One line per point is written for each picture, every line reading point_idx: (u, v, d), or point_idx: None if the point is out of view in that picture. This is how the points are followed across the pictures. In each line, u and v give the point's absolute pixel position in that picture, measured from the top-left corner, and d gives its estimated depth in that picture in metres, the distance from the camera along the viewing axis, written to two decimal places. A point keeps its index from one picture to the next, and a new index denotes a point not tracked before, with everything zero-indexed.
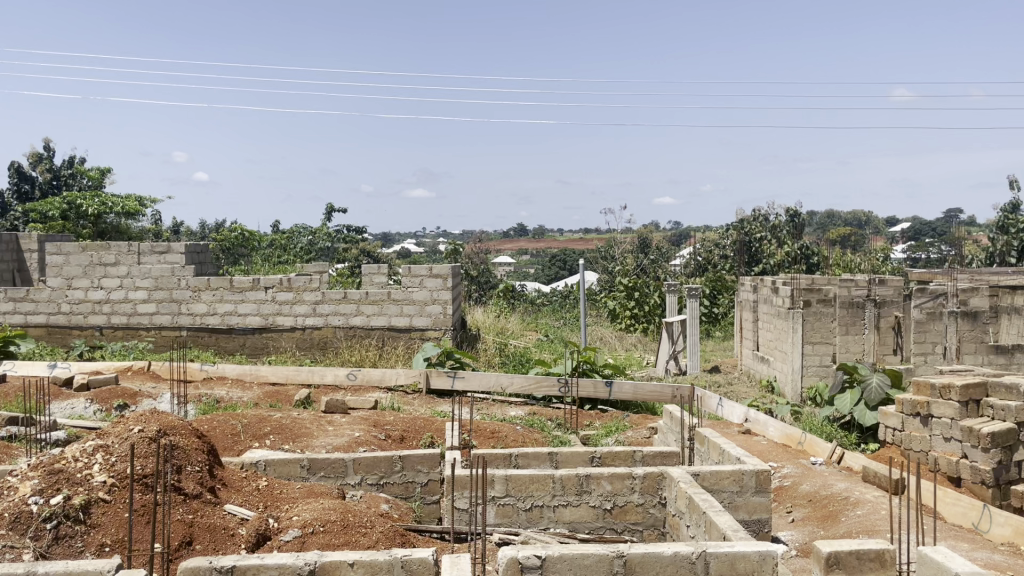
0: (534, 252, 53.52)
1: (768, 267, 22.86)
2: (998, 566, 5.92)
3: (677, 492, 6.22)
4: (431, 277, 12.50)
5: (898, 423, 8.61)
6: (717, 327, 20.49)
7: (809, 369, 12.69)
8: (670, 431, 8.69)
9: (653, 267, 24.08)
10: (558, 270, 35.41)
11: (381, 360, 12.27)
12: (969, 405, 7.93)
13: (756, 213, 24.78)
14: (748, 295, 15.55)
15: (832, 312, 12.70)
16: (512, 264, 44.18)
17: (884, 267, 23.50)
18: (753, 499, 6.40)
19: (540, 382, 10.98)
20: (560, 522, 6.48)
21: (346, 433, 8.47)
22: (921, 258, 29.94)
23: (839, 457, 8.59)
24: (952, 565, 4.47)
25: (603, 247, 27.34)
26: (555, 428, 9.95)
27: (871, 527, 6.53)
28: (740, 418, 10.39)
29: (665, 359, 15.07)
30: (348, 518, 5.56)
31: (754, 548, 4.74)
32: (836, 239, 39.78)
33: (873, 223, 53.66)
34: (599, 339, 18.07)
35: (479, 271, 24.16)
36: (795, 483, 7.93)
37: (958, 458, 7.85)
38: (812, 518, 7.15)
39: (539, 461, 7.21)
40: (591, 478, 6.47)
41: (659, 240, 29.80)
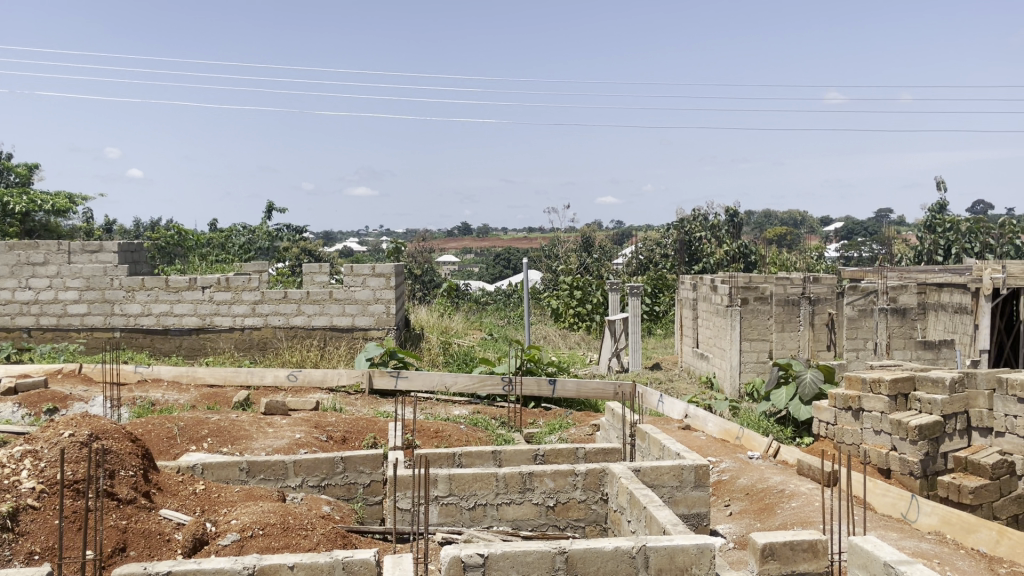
0: (477, 251, 53.46)
1: (708, 266, 23.27)
2: (925, 554, 6.14)
3: (618, 488, 6.30)
4: (374, 276, 12.40)
5: (831, 417, 8.86)
6: (658, 324, 20.79)
7: (746, 365, 12.96)
8: (612, 428, 8.79)
9: (596, 266, 24.29)
10: (501, 270, 35.48)
11: (323, 361, 12.12)
12: (898, 399, 8.17)
13: (696, 213, 25.17)
14: (688, 293, 15.82)
15: (769, 309, 12.98)
16: (455, 263, 44.05)
17: (818, 266, 24.12)
18: (693, 493, 6.52)
19: (483, 381, 10.99)
20: (503, 520, 6.50)
21: (287, 434, 8.35)
22: (854, 255, 30.81)
23: (774, 450, 8.80)
24: (881, 554, 4.63)
25: (547, 248, 27.47)
26: (499, 426, 9.98)
27: (805, 518, 6.71)
28: (681, 414, 10.57)
29: (607, 356, 15.23)
30: (289, 520, 5.51)
31: (692, 541, 4.83)
32: (772, 238, 40.62)
33: (809, 223, 55.07)
34: (543, 338, 18.15)
35: (422, 270, 24.05)
36: (733, 477, 8.10)
37: (887, 450, 8.10)
38: (749, 510, 7.32)
39: (482, 460, 7.22)
40: (534, 476, 6.50)
41: (602, 239, 30.05)
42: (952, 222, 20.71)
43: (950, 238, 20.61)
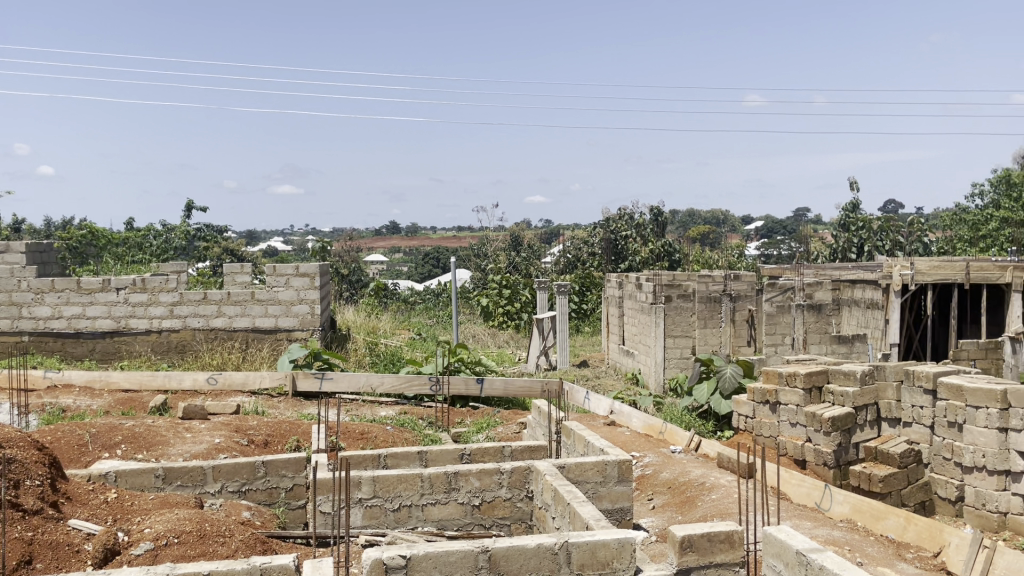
0: (406, 250, 53.13)
1: (633, 264, 23.66)
2: (836, 542, 6.35)
3: (543, 485, 6.33)
4: (297, 276, 12.19)
5: (750, 411, 9.12)
6: (586, 322, 21.01)
7: (670, 360, 13.28)
8: (538, 425, 8.85)
9: (524, 265, 24.41)
10: (430, 269, 35.40)
11: (245, 363, 11.85)
12: (813, 392, 8.47)
13: (623, 212, 25.52)
14: (614, 291, 16.07)
15: (691, 306, 13.33)
16: (384, 263, 43.66)
17: (740, 263, 24.74)
18: (616, 488, 6.60)
19: (410, 381, 10.88)
20: (428, 521, 6.47)
21: (205, 439, 8.13)
22: (773, 253, 31.73)
23: (696, 444, 9.02)
24: (793, 543, 4.78)
25: (476, 246, 27.49)
26: (426, 426, 9.93)
27: (724, 510, 6.88)
28: (606, 410, 10.71)
29: (536, 354, 15.29)
30: (205, 527, 5.39)
31: (613, 536, 4.89)
32: (694, 236, 41.42)
33: (731, 223, 56.48)
34: (472, 337, 18.13)
35: (349, 270, 23.74)
36: (656, 471, 8.26)
37: (802, 442, 8.40)
38: (671, 504, 7.47)
39: (408, 461, 7.18)
40: (459, 475, 6.49)
41: (531, 238, 30.19)
42: (864, 221, 21.45)
43: (862, 236, 21.35)
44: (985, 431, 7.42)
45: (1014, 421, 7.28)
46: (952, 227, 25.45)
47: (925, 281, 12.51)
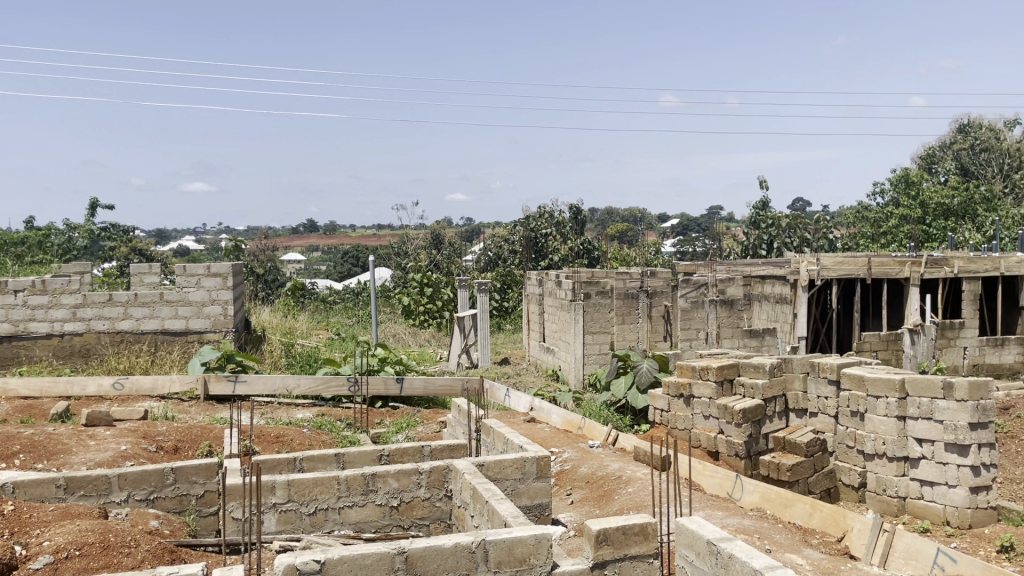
0: (324, 249, 52.28)
1: (553, 262, 23.90)
2: (746, 531, 6.55)
3: (462, 484, 6.33)
4: (208, 276, 11.84)
5: (665, 404, 9.31)
6: (508, 320, 21.11)
7: (589, 357, 13.42)
8: (458, 424, 8.84)
9: (445, 263, 24.32)
10: (350, 267, 34.98)
11: (154, 366, 11.46)
12: (724, 385, 8.73)
13: (543, 210, 25.68)
14: (534, 289, 16.17)
15: (609, 303, 13.55)
16: (303, 262, 42.79)
17: (657, 260, 25.24)
18: (535, 484, 6.65)
19: (327, 382, 10.68)
20: (345, 523, 6.39)
21: (111, 446, 7.82)
22: (689, 249, 32.50)
23: (613, 438, 9.17)
24: (704, 533, 4.91)
25: (396, 244, 27.25)
26: (345, 428, 9.80)
27: (640, 503, 7.01)
28: (526, 406, 10.75)
29: (457, 352, 15.21)
30: (109, 538, 5.19)
31: (530, 532, 4.93)
32: (613, 234, 41.98)
33: (649, 220, 57.58)
34: (392, 336, 17.95)
35: (265, 269, 23.21)
36: (574, 466, 8.36)
37: (715, 434, 8.64)
38: (589, 498, 7.57)
39: (324, 464, 7.07)
40: (377, 477, 6.44)
41: (452, 236, 30.11)
42: (773, 219, 22.18)
43: (772, 234, 22.05)
44: (885, 420, 7.72)
45: (911, 410, 7.59)
46: (855, 224, 26.52)
47: (830, 276, 13.04)
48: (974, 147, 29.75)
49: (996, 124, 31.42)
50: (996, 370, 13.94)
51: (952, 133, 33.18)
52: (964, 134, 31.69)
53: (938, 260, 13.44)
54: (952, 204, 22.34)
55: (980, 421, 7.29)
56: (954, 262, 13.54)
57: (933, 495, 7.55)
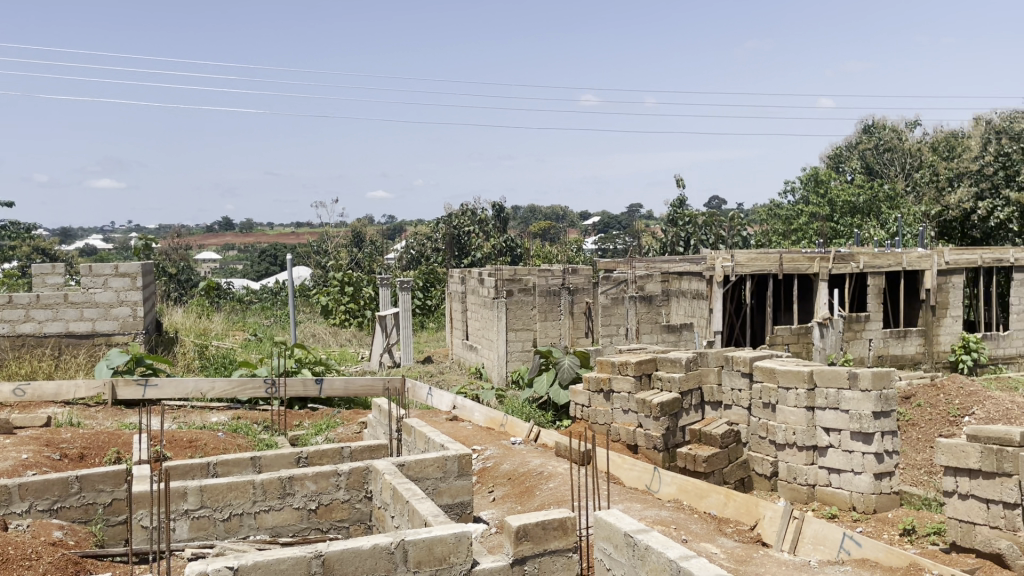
0: (241, 248, 50.95)
1: (476, 260, 23.91)
2: (663, 522, 6.68)
3: (381, 485, 6.26)
4: (116, 277, 11.41)
5: (586, 400, 9.42)
6: (431, 318, 21.02)
7: (513, 354, 13.46)
8: (379, 424, 8.75)
9: (366, 261, 24.07)
10: (268, 267, 34.25)
11: (57, 371, 10.95)
12: (643, 379, 8.91)
13: (465, 207, 25.63)
14: (457, 287, 16.15)
15: (532, 300, 13.62)
16: (218, 261, 41.58)
17: (578, 258, 25.50)
18: (456, 483, 6.63)
19: (243, 385, 10.37)
20: (261, 528, 6.23)
21: (10, 455, 7.45)
22: (610, 246, 32.99)
23: (535, 435, 9.23)
24: (621, 525, 4.98)
25: (315, 243, 26.81)
26: (262, 431, 9.58)
27: (561, 498, 7.06)
28: (448, 405, 10.69)
29: (378, 351, 15.02)
30: (7, 550, 4.94)
31: (449, 531, 4.91)
32: (536, 232, 42.31)
33: (570, 217, 58.23)
34: (312, 336, 17.63)
35: (178, 269, 22.47)
36: (496, 463, 8.37)
37: (634, 427, 8.81)
38: (510, 494, 7.59)
39: (240, 468, 6.88)
40: (294, 480, 6.31)
41: (372, 234, 29.75)
42: (690, 217, 22.67)
43: (689, 231, 22.55)
44: (794, 410, 7.99)
45: (819, 400, 7.86)
46: (767, 221, 27.33)
47: (743, 272, 13.44)
48: (877, 147, 31.08)
49: (897, 125, 32.91)
50: (898, 361, 14.61)
51: (856, 134, 34.58)
52: (868, 134, 33.10)
53: (844, 256, 13.98)
54: (858, 201, 23.32)
55: (883, 410, 7.60)
56: (859, 257, 14.13)
57: (840, 482, 7.82)
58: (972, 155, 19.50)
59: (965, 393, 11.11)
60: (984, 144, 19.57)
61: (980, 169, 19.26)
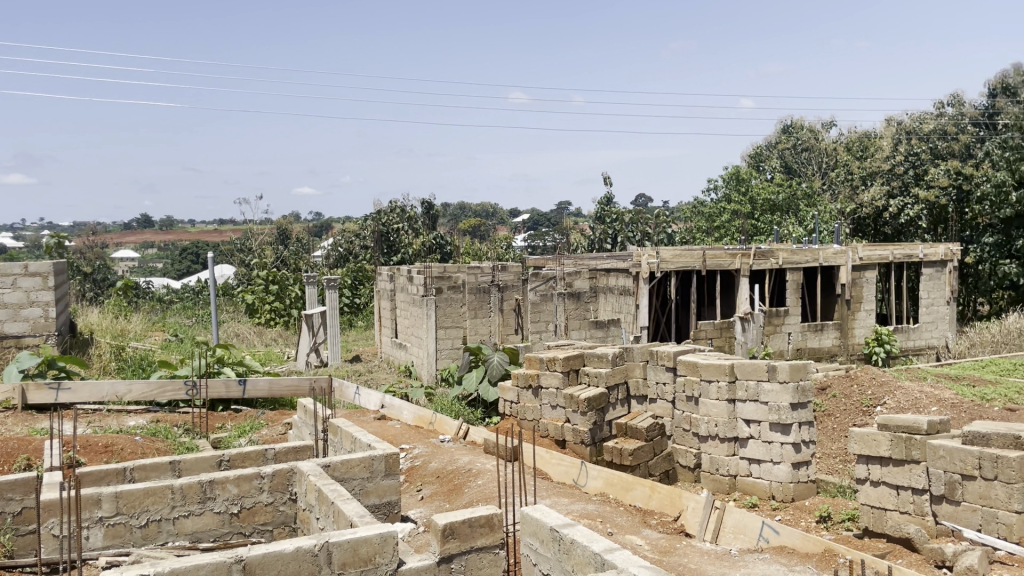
0: (161, 245, 49.36)
1: (406, 257, 23.69)
2: (590, 515, 6.75)
3: (306, 486, 6.16)
4: (26, 276, 10.94)
5: (514, 397, 9.47)
6: (360, 316, 20.79)
7: (443, 351, 13.43)
8: (304, 425, 8.60)
9: (292, 259, 23.61)
10: (189, 266, 33.31)
11: None
12: (570, 375, 9.00)
13: (394, 205, 25.35)
14: (386, 284, 15.98)
15: (461, 297, 13.65)
16: (136, 260, 40.21)
17: (508, 254, 25.56)
18: (383, 483, 6.57)
19: (162, 387, 9.98)
20: (180, 534, 6.06)
21: None
22: (539, 243, 33.19)
23: (464, 432, 9.23)
24: (548, 520, 5.02)
25: (239, 241, 26.16)
26: (182, 434, 9.32)
27: (489, 494, 7.07)
28: (376, 404, 10.56)
29: (304, 351, 14.68)
30: None
31: (375, 531, 4.86)
32: (466, 229, 42.26)
33: (500, 215, 58.38)
34: (236, 335, 17.20)
35: (92, 268, 21.62)
36: (424, 461, 8.33)
37: (562, 423, 8.90)
38: (439, 492, 7.57)
39: (158, 473, 6.66)
40: (214, 484, 6.15)
41: (298, 232, 29.22)
42: (617, 214, 22.96)
43: (616, 228, 22.82)
44: (716, 403, 8.18)
45: (740, 393, 8.06)
46: (691, 219, 27.94)
47: (668, 268, 13.69)
48: (796, 147, 32.06)
49: (815, 125, 34.02)
50: (816, 353, 15.11)
51: (777, 133, 35.64)
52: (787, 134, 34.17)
53: (765, 252, 14.41)
54: (777, 199, 24.22)
55: (799, 402, 7.84)
56: (779, 253, 14.56)
57: (760, 471, 8.04)
58: (884, 155, 20.31)
59: (878, 384, 11.56)
60: (895, 144, 20.39)
61: (891, 168, 20.10)
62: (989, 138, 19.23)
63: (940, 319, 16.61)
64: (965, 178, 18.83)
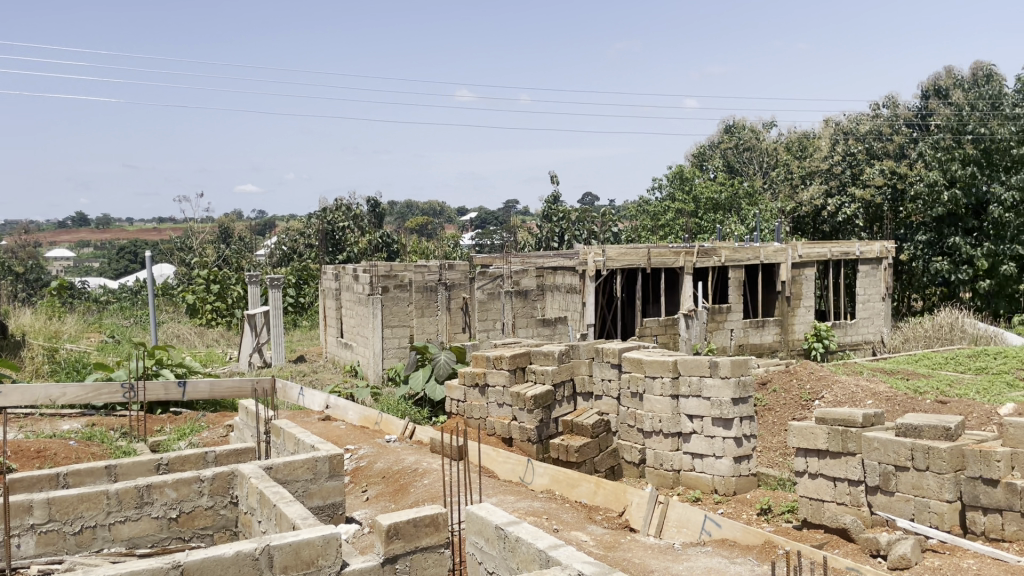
0: (98, 244, 48.01)
1: (352, 255, 23.46)
2: (536, 512, 6.77)
3: (248, 489, 6.05)
4: None
5: (461, 395, 9.45)
6: (304, 316, 20.52)
7: (388, 351, 13.28)
8: (246, 427, 8.46)
9: (235, 258, 23.20)
10: (127, 265, 32.47)
11: None
12: (517, 373, 9.02)
13: (339, 203, 25.09)
14: (331, 283, 15.79)
15: (407, 296, 13.44)
16: (71, 259, 39.06)
17: (455, 253, 25.51)
18: (327, 484, 6.49)
19: (97, 389, 9.72)
20: (116, 541, 5.90)
21: None
22: (486, 241, 33.18)
23: (410, 432, 9.18)
24: (493, 518, 5.01)
25: (179, 239, 25.57)
26: (119, 438, 9.07)
27: (435, 494, 7.04)
28: (320, 405, 10.43)
29: (247, 352, 14.51)
30: None
31: (318, 533, 4.79)
32: (414, 227, 42.07)
33: (447, 213, 58.21)
34: (176, 336, 16.81)
35: (25, 267, 20.92)
36: (370, 462, 8.26)
37: (509, 421, 8.90)
38: (385, 493, 7.51)
39: (93, 478, 6.48)
40: (152, 488, 5.99)
41: (241, 231, 28.70)
42: (564, 213, 23.11)
43: (563, 226, 22.96)
44: (660, 399, 8.27)
45: (683, 388, 8.17)
46: (636, 217, 28.26)
47: (614, 266, 13.80)
48: (737, 147, 32.62)
49: (756, 126, 34.68)
50: (757, 349, 15.42)
51: (719, 133, 36.27)
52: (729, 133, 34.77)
53: (708, 249, 14.61)
54: (720, 198, 24.51)
55: (741, 397, 7.99)
56: (721, 251, 14.78)
57: (703, 466, 8.17)
58: (822, 155, 20.79)
59: (816, 378, 11.83)
60: (833, 144, 20.92)
61: (829, 168, 20.57)
62: (922, 138, 19.75)
63: (876, 314, 17.09)
64: (899, 177, 19.52)
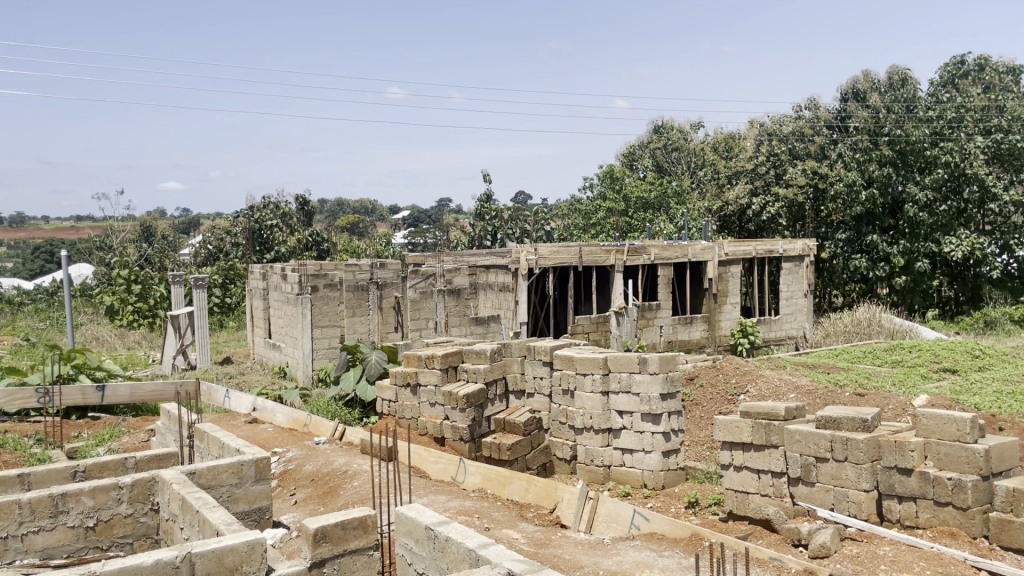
0: (10, 244, 46.03)
1: (280, 254, 23.02)
2: (467, 511, 6.76)
3: (169, 495, 5.86)
4: None
5: (392, 395, 9.38)
6: (231, 317, 20.05)
7: (319, 351, 13.17)
8: (169, 431, 8.20)
9: (158, 258, 22.53)
10: (43, 265, 31.20)
11: None
12: (449, 371, 8.97)
13: (268, 200, 24.59)
14: (258, 283, 15.45)
15: (338, 295, 13.40)
16: None
17: (385, 252, 25.31)
18: (253, 488, 6.34)
19: (10, 396, 9.34)
20: (30, 552, 5.66)
21: None
22: (418, 239, 32.99)
23: (340, 433, 9.05)
24: (422, 519, 4.97)
25: (98, 239, 24.70)
26: (34, 445, 8.71)
27: (365, 496, 6.95)
28: (248, 407, 10.20)
29: (171, 353, 14.14)
30: None
31: (242, 539, 4.68)
32: (345, 225, 41.61)
33: (380, 212, 57.73)
34: (94, 339, 16.24)
35: None
36: (298, 465, 8.11)
37: (441, 420, 8.86)
38: (313, 496, 7.38)
39: (3, 488, 6.20)
40: (68, 496, 5.77)
41: (164, 229, 27.89)
42: (496, 211, 23.16)
43: (494, 225, 23.02)
44: (591, 396, 8.35)
45: (613, 385, 8.26)
46: (568, 216, 28.51)
47: (546, 265, 13.86)
48: (666, 147, 33.16)
49: (683, 126, 35.30)
50: (685, 345, 15.72)
51: (648, 133, 36.79)
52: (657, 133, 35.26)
53: (637, 248, 14.79)
54: (649, 197, 24.82)
55: (669, 392, 8.12)
56: (650, 249, 14.96)
57: (632, 461, 8.28)
58: (747, 156, 21.38)
59: (741, 373, 12.13)
60: (757, 144, 21.46)
61: (754, 168, 21.18)
62: (841, 139, 20.31)
63: (798, 310, 17.62)
64: (820, 177, 20.05)
